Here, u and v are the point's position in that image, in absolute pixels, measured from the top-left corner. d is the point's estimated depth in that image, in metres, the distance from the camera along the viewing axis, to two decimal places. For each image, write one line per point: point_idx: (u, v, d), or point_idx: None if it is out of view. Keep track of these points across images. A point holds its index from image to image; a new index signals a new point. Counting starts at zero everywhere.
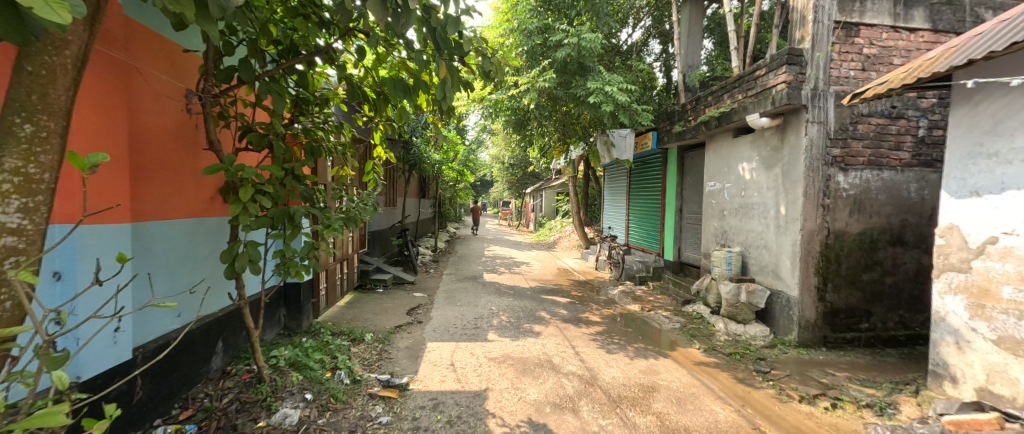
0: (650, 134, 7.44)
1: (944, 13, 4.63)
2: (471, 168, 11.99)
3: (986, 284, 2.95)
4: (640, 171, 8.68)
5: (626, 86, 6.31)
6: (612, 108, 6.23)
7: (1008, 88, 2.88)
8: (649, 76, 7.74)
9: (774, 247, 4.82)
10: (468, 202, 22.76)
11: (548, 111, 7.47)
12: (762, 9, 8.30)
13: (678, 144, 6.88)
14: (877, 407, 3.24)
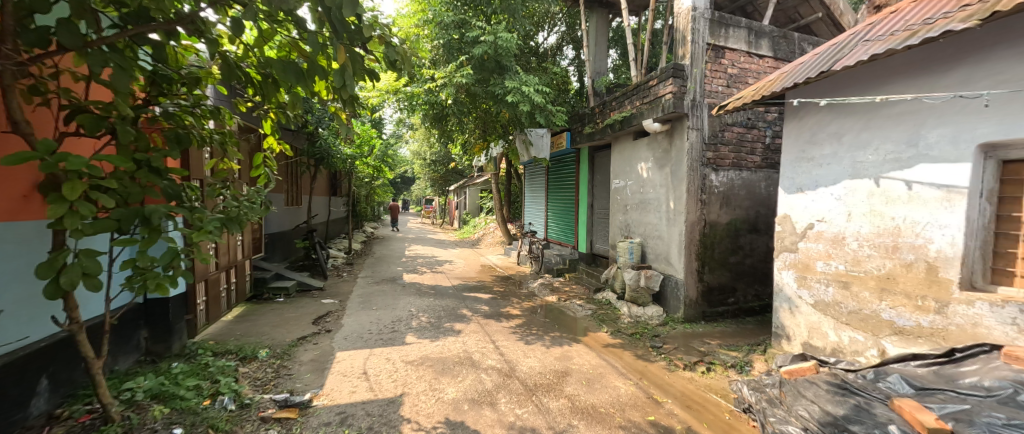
0: (565, 134, 7.79)
1: (781, 44, 5.70)
2: (388, 164, 11.31)
3: (807, 260, 3.71)
4: (556, 170, 9.08)
5: (542, 88, 6.49)
6: (529, 108, 6.37)
7: (820, 108, 3.61)
8: (563, 79, 8.09)
9: (665, 237, 5.45)
10: (386, 201, 21.52)
11: (470, 109, 7.36)
12: (656, 26, 9.26)
13: (589, 145, 7.33)
14: (739, 366, 3.88)
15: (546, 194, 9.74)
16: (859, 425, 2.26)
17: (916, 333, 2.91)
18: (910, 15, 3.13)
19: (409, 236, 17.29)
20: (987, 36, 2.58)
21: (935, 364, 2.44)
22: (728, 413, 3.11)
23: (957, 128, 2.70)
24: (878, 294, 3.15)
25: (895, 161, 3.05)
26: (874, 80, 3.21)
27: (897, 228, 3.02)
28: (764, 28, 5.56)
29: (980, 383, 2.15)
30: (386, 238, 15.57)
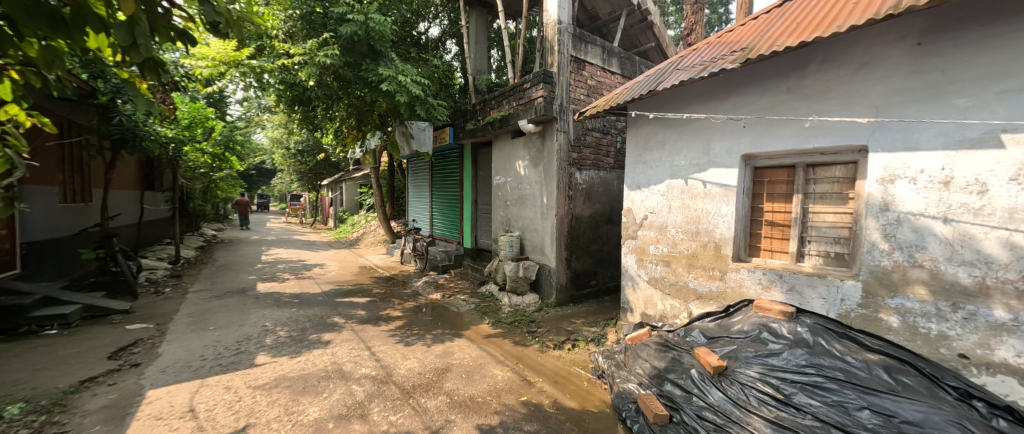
0: (447, 129, 7.56)
1: (626, 65, 6.74)
2: (233, 150, 9.44)
3: (643, 245, 4.48)
4: (439, 165, 8.87)
5: (421, 80, 6.19)
6: (407, 100, 6.00)
7: (650, 120, 4.38)
8: (445, 72, 7.82)
9: (539, 230, 5.88)
10: (233, 197, 17.88)
11: (343, 94, 6.61)
12: (533, 34, 9.86)
13: (471, 141, 7.37)
14: (597, 339, 4.47)
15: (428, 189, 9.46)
16: (674, 373, 2.87)
17: (710, 296, 3.81)
18: (705, 53, 4.04)
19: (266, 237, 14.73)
20: (746, 76, 3.52)
21: (718, 317, 3.25)
22: (587, 382, 3.56)
23: (731, 142, 3.62)
24: (687, 269, 4.01)
25: (696, 166, 3.92)
26: (684, 101, 4.04)
27: (699, 217, 3.89)
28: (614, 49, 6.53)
29: (741, 328, 2.95)
30: (234, 242, 12.94)
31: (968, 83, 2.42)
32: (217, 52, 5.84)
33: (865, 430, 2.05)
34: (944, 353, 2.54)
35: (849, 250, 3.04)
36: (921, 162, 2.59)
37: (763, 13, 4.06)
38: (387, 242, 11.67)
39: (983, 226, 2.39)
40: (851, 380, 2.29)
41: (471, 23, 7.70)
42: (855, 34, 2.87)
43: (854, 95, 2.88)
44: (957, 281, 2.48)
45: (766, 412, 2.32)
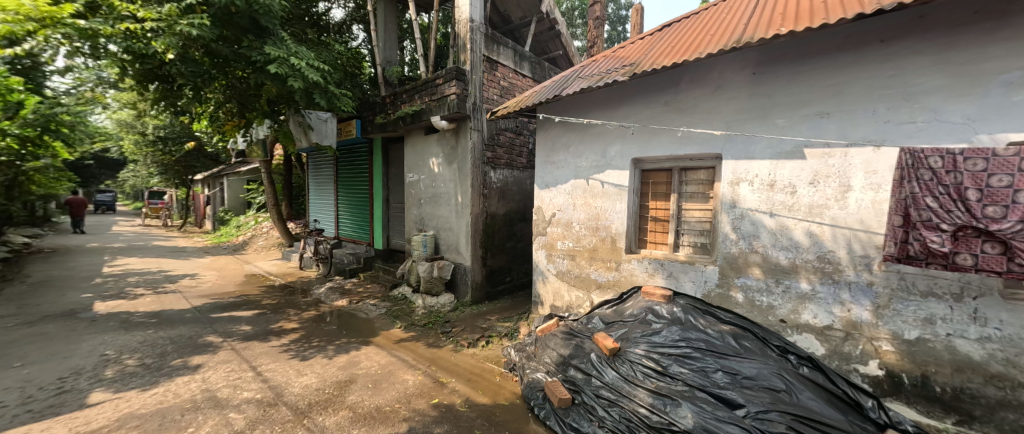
0: (354, 122, 7.13)
1: (537, 69, 7.10)
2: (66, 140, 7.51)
3: (551, 241, 4.75)
4: (345, 160, 8.28)
5: (319, 65, 5.61)
6: (302, 86, 5.38)
7: (556, 123, 4.67)
8: (349, 60, 7.30)
9: (454, 229, 5.85)
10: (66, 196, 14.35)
11: (219, 75, 5.66)
12: (445, 30, 9.72)
13: (381, 136, 7.01)
14: (510, 333, 4.63)
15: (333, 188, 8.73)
16: (577, 359, 3.13)
17: (608, 285, 4.22)
18: (603, 64, 4.44)
19: (116, 245, 12.12)
20: (634, 88, 3.97)
21: (613, 304, 3.62)
22: (499, 376, 3.68)
23: (624, 147, 4.05)
24: (589, 261, 4.38)
25: (596, 167, 4.29)
26: (585, 107, 4.37)
27: (598, 214, 4.28)
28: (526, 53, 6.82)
29: (631, 312, 3.33)
30: (64, 252, 10.37)
31: (785, 107, 3.08)
32: (18, 3, 4.22)
33: (719, 388, 2.51)
34: (772, 319, 3.21)
35: (711, 240, 3.63)
36: (757, 168, 3.22)
37: (650, 34, 4.61)
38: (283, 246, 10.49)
39: (796, 218, 3.06)
40: (709, 348, 2.76)
41: (378, 10, 7.30)
42: (713, 60, 3.44)
43: (712, 112, 3.45)
44: (780, 261, 3.15)
45: (648, 384, 2.68)
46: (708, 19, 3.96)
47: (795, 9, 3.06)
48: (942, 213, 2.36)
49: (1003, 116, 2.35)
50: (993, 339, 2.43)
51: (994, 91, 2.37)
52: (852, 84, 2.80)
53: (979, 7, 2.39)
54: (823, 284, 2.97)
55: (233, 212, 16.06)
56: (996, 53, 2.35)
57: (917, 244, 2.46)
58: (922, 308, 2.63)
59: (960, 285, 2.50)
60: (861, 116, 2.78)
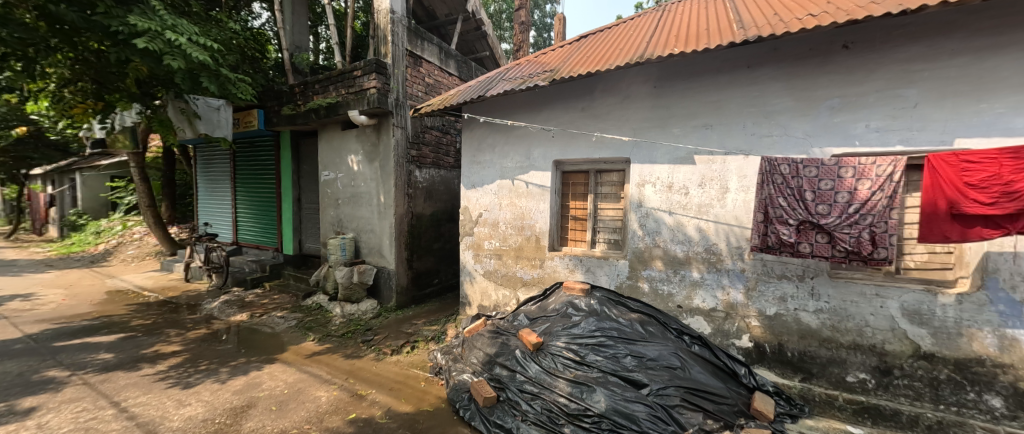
0: (255, 112, 6.37)
1: (464, 68, 7.10)
2: None
3: (480, 241, 4.76)
4: (245, 156, 7.41)
5: (207, 43, 4.67)
6: (182, 66, 4.44)
7: (481, 124, 4.69)
8: (247, 42, 6.53)
9: (376, 231, 5.57)
10: None
11: (63, 46, 4.39)
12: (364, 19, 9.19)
13: (289, 128, 6.40)
14: (436, 337, 4.56)
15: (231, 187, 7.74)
16: (502, 356, 3.19)
17: (533, 282, 4.37)
18: (526, 68, 4.57)
19: None
20: (554, 93, 4.16)
21: (537, 300, 3.77)
22: (424, 381, 3.61)
23: (546, 149, 4.22)
24: (515, 260, 4.49)
25: (520, 168, 4.40)
26: (509, 109, 4.46)
27: (523, 213, 4.41)
28: (452, 51, 6.75)
29: (554, 306, 3.49)
30: None
31: (679, 118, 3.48)
32: None
33: (628, 371, 2.78)
34: (671, 305, 3.62)
35: (622, 236, 3.95)
36: (658, 171, 3.59)
37: (569, 43, 4.86)
38: (164, 255, 9.02)
39: (689, 216, 3.46)
40: (621, 336, 3.01)
41: None
42: (622, 72, 3.75)
43: (622, 119, 3.77)
44: (677, 254, 3.55)
45: (568, 374, 2.84)
46: (619, 34, 4.31)
47: (687, 33, 3.46)
48: (791, 211, 2.86)
49: (830, 133, 2.93)
50: (819, 309, 3.04)
51: (823, 113, 2.94)
52: (729, 101, 3.26)
53: (813, 45, 2.94)
54: (709, 273, 3.42)
55: (90, 215, 13.25)
56: (824, 83, 2.92)
57: (774, 236, 2.94)
58: (779, 289, 3.16)
59: (803, 268, 3.07)
60: (734, 129, 3.25)
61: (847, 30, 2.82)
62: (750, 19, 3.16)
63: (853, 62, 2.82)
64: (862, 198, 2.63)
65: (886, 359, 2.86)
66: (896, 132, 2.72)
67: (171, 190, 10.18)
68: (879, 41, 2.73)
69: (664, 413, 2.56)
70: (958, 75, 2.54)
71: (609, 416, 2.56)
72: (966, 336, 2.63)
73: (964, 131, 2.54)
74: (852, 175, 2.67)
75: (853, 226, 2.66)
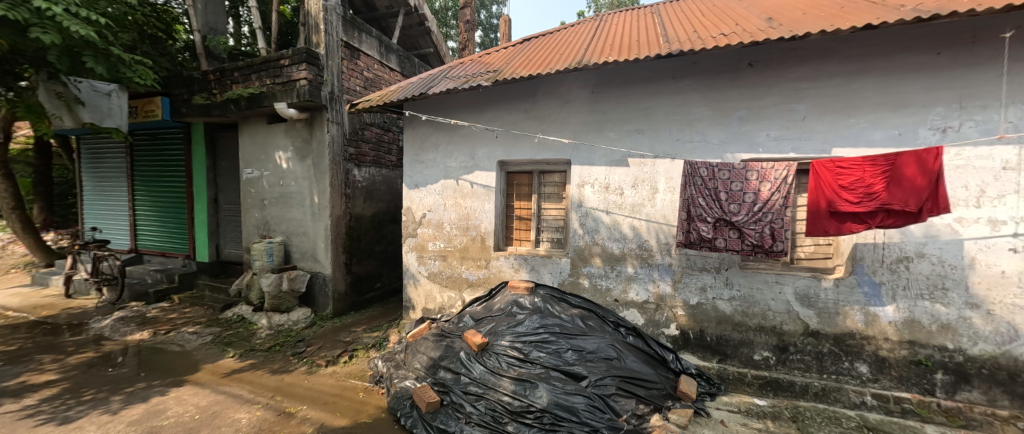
0: (158, 99, 5.73)
1: (406, 64, 6.98)
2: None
3: (423, 242, 4.71)
4: (148, 148, 6.73)
5: (96, 18, 4.10)
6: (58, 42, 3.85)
7: (424, 122, 4.63)
8: (161, 17, 5.88)
9: (311, 234, 5.31)
10: None
11: None
12: None
13: (204, 120, 5.89)
14: (377, 344, 4.51)
15: (135, 187, 6.93)
16: (447, 359, 3.23)
17: (478, 283, 4.41)
18: (468, 67, 4.58)
19: None
20: (497, 93, 4.21)
21: (482, 301, 3.85)
22: (362, 392, 3.55)
23: (490, 149, 4.27)
24: (460, 261, 4.50)
25: (465, 168, 4.42)
26: (452, 107, 4.44)
27: (468, 214, 4.43)
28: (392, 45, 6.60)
29: (499, 306, 3.58)
30: None
31: (615, 123, 3.76)
32: None
33: (569, 365, 2.93)
34: (609, 300, 3.83)
35: (564, 235, 4.11)
36: (596, 173, 3.83)
37: (511, 45, 4.96)
38: (39, 267, 7.72)
39: (624, 215, 3.73)
40: (562, 331, 3.17)
41: None
42: (562, 77, 3.93)
43: (563, 122, 3.95)
44: (614, 251, 3.79)
45: (512, 372, 2.93)
46: (559, 39, 4.48)
47: (620, 42, 3.74)
48: (709, 209, 3.19)
49: (740, 140, 3.39)
50: (732, 297, 3.44)
51: (735, 122, 3.39)
52: (658, 109, 3.61)
53: (725, 61, 3.38)
54: (642, 268, 3.69)
55: None
56: (735, 96, 3.38)
57: (695, 232, 3.24)
58: (700, 281, 3.52)
59: (719, 260, 3.45)
60: (663, 134, 3.60)
61: (751, 51, 3.31)
62: (674, 35, 3.55)
63: (757, 78, 3.31)
64: (764, 197, 3.02)
65: (784, 338, 3.33)
66: (790, 140, 3.25)
67: (47, 189, 8.80)
68: (776, 62, 3.25)
69: (602, 402, 2.74)
70: (834, 94, 3.12)
71: (550, 411, 2.68)
72: (843, 314, 3.17)
73: (839, 141, 3.13)
74: (757, 177, 3.05)
75: (758, 223, 3.04)
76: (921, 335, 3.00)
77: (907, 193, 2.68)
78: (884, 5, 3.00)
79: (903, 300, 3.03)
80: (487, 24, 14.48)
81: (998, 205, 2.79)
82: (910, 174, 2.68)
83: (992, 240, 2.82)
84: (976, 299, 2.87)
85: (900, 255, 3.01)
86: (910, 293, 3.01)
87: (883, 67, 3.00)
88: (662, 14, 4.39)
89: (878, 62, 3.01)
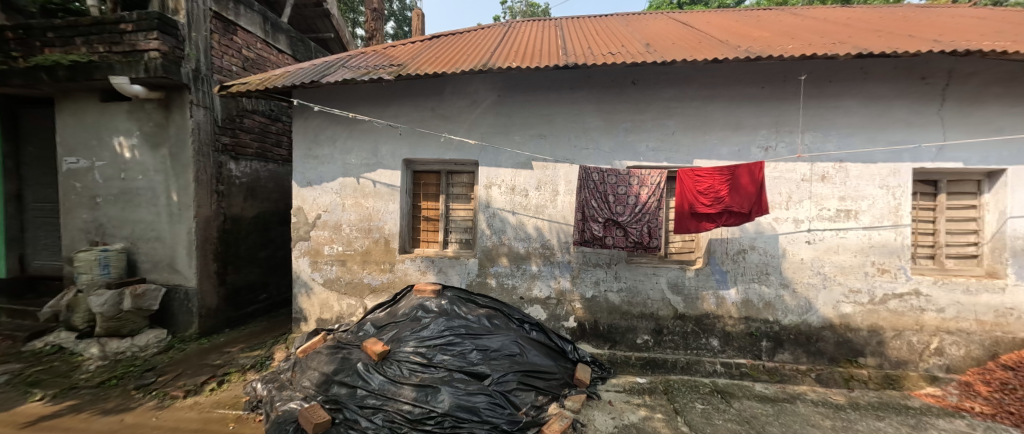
0: None
1: (298, 47, 6.29)
2: None
3: (317, 246, 4.28)
4: None
5: None
6: None
7: (317, 114, 4.21)
8: None
9: (167, 240, 4.41)
10: None
11: None
12: None
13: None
14: (258, 364, 3.95)
15: None
16: (341, 373, 3.00)
17: (383, 288, 4.18)
18: (371, 58, 4.33)
19: None
20: (402, 89, 4.07)
21: (386, 307, 3.67)
22: (234, 422, 3.06)
23: (395, 146, 4.11)
24: (362, 265, 4.21)
25: (366, 165, 4.17)
26: (351, 100, 4.15)
27: (371, 214, 4.18)
28: (280, 24, 5.89)
29: (404, 311, 3.47)
30: None
31: (519, 127, 3.95)
32: None
33: (473, 365, 2.99)
34: (515, 297, 3.99)
35: (472, 236, 4.17)
36: (502, 175, 3.97)
37: (418, 40, 4.84)
38: None
39: (529, 216, 3.94)
40: (468, 332, 3.22)
41: None
42: (469, 77, 3.98)
43: (469, 124, 4.00)
44: (520, 250, 3.97)
45: (414, 378, 2.87)
46: (468, 39, 4.53)
47: (524, 49, 3.95)
48: (600, 211, 3.57)
49: (626, 149, 3.85)
50: (620, 289, 3.88)
51: (621, 133, 3.85)
52: (558, 116, 3.90)
53: (614, 78, 3.82)
54: (545, 265, 3.94)
55: None
56: (621, 109, 3.84)
57: (589, 231, 3.58)
58: (595, 275, 3.90)
59: (610, 256, 3.87)
60: (562, 140, 3.91)
61: (634, 71, 3.80)
62: (572, 49, 3.89)
63: (638, 95, 3.81)
64: (643, 199, 3.50)
65: (660, 322, 3.88)
66: (664, 151, 3.82)
67: None
68: (653, 83, 3.79)
69: (503, 398, 2.86)
70: (694, 114, 3.77)
71: (452, 414, 2.69)
72: (701, 299, 3.83)
73: (698, 154, 3.79)
74: (637, 182, 3.52)
75: (639, 222, 3.49)
76: (753, 311, 3.79)
77: (742, 197, 3.38)
78: (728, 44, 3.74)
79: (741, 284, 3.78)
80: (400, 16, 13.69)
81: (799, 208, 3.70)
82: (745, 182, 3.39)
83: (795, 234, 3.71)
84: (787, 281, 3.74)
85: (739, 248, 3.77)
86: (745, 278, 3.78)
87: (728, 95, 3.73)
88: (564, 28, 4.77)
89: (724, 90, 3.73)
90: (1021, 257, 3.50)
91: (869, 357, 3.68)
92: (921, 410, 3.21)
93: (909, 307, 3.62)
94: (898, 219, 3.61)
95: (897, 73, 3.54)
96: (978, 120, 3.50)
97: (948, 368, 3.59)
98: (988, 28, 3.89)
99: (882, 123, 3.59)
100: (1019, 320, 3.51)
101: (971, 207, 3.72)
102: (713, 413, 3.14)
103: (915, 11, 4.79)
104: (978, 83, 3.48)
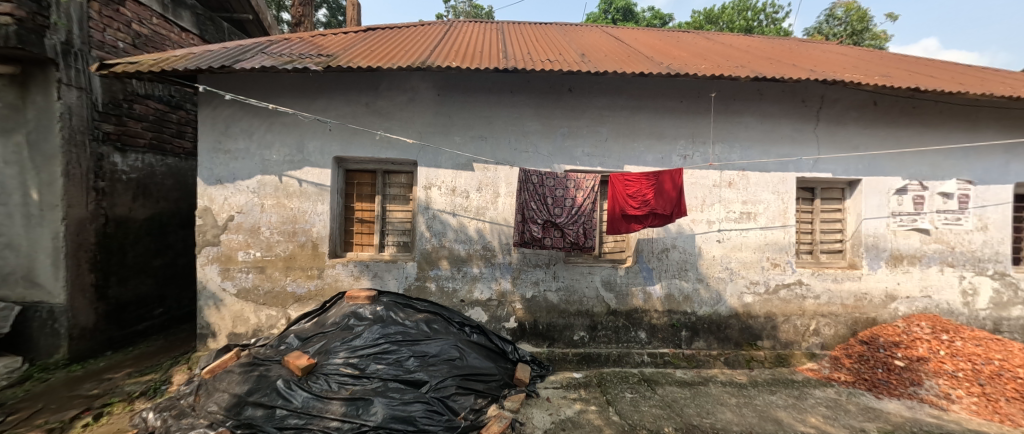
0: None
1: (207, 28, 5.57)
2: None
3: (229, 252, 3.80)
4: None
5: None
6: None
7: (229, 103, 3.75)
8: None
9: (22, 247, 3.60)
10: None
11: None
12: None
13: None
14: (151, 391, 3.38)
15: None
16: (257, 393, 2.69)
17: (309, 296, 3.84)
18: (295, 46, 3.98)
19: None
20: (331, 81, 3.80)
21: (314, 316, 3.38)
22: None
23: (323, 142, 3.81)
24: (285, 272, 3.83)
25: (289, 162, 3.81)
26: (271, 90, 3.77)
27: (295, 216, 3.83)
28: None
29: (333, 320, 3.23)
30: None
31: (458, 128, 3.90)
32: None
33: (409, 373, 2.88)
34: (455, 301, 3.92)
35: (410, 238, 4.02)
36: (442, 176, 3.89)
37: (350, 31, 4.54)
38: None
39: (470, 217, 3.91)
40: (405, 338, 3.09)
41: None
42: (406, 73, 3.84)
43: (406, 122, 3.85)
44: (460, 252, 3.92)
45: (343, 392, 2.68)
46: (405, 34, 4.37)
47: (463, 49, 3.92)
48: (539, 212, 3.64)
49: (563, 154, 3.99)
50: (558, 288, 4.01)
51: (559, 137, 3.99)
52: (498, 119, 3.93)
53: (551, 84, 3.95)
54: (485, 267, 3.94)
55: None
56: (559, 115, 3.98)
57: (528, 232, 3.63)
58: (534, 275, 3.98)
59: (548, 256, 3.98)
60: (502, 143, 3.94)
61: (569, 79, 3.96)
62: (512, 53, 3.94)
63: (574, 102, 3.99)
64: (579, 202, 3.67)
65: (594, 318, 4.07)
66: (597, 157, 4.03)
67: None
68: (587, 91, 3.99)
69: (441, 405, 2.79)
70: (623, 123, 4.04)
71: (385, 426, 2.57)
72: (630, 294, 4.10)
73: (627, 160, 4.06)
74: (573, 185, 3.68)
75: (576, 223, 3.65)
76: (674, 304, 4.15)
77: (665, 201, 3.69)
78: (652, 60, 4.08)
79: (665, 280, 4.13)
80: (333, 4, 12.76)
81: (710, 210, 4.15)
82: (667, 187, 3.70)
83: (707, 234, 4.15)
84: (702, 276, 4.16)
85: (663, 246, 4.11)
86: (668, 274, 4.13)
87: (652, 107, 4.06)
88: (504, 32, 4.82)
89: (648, 102, 4.05)
90: (872, 251, 4.28)
91: (766, 340, 4.23)
92: (802, 382, 3.78)
93: (794, 295, 4.24)
94: (786, 220, 4.21)
95: (785, 95, 4.14)
96: (841, 138, 4.24)
97: (823, 346, 4.26)
98: (849, 63, 4.71)
99: (773, 138, 4.17)
100: (871, 302, 4.29)
101: (837, 210, 4.47)
102: (640, 400, 3.38)
103: (798, 44, 5.64)
104: (842, 108, 4.20)
